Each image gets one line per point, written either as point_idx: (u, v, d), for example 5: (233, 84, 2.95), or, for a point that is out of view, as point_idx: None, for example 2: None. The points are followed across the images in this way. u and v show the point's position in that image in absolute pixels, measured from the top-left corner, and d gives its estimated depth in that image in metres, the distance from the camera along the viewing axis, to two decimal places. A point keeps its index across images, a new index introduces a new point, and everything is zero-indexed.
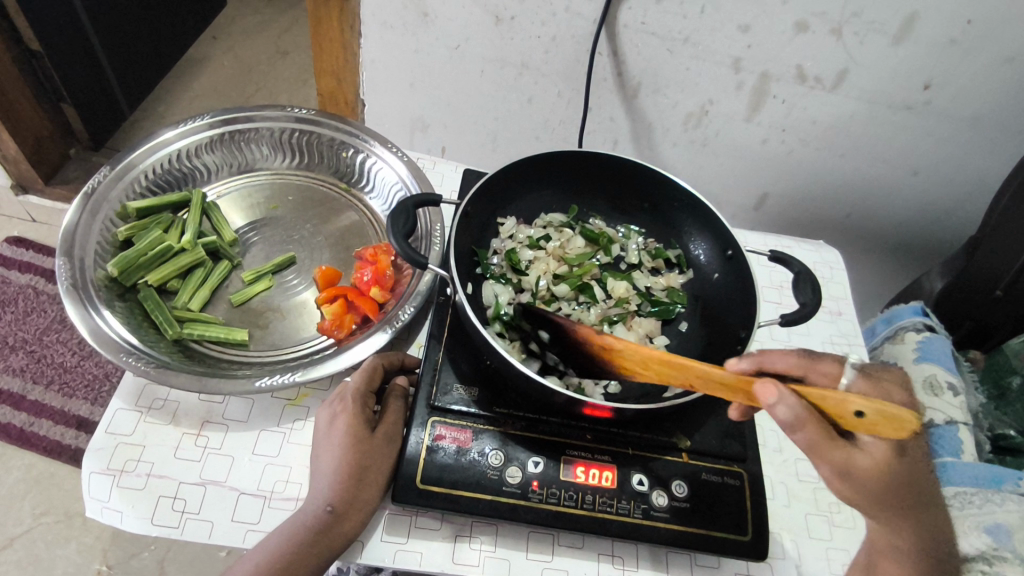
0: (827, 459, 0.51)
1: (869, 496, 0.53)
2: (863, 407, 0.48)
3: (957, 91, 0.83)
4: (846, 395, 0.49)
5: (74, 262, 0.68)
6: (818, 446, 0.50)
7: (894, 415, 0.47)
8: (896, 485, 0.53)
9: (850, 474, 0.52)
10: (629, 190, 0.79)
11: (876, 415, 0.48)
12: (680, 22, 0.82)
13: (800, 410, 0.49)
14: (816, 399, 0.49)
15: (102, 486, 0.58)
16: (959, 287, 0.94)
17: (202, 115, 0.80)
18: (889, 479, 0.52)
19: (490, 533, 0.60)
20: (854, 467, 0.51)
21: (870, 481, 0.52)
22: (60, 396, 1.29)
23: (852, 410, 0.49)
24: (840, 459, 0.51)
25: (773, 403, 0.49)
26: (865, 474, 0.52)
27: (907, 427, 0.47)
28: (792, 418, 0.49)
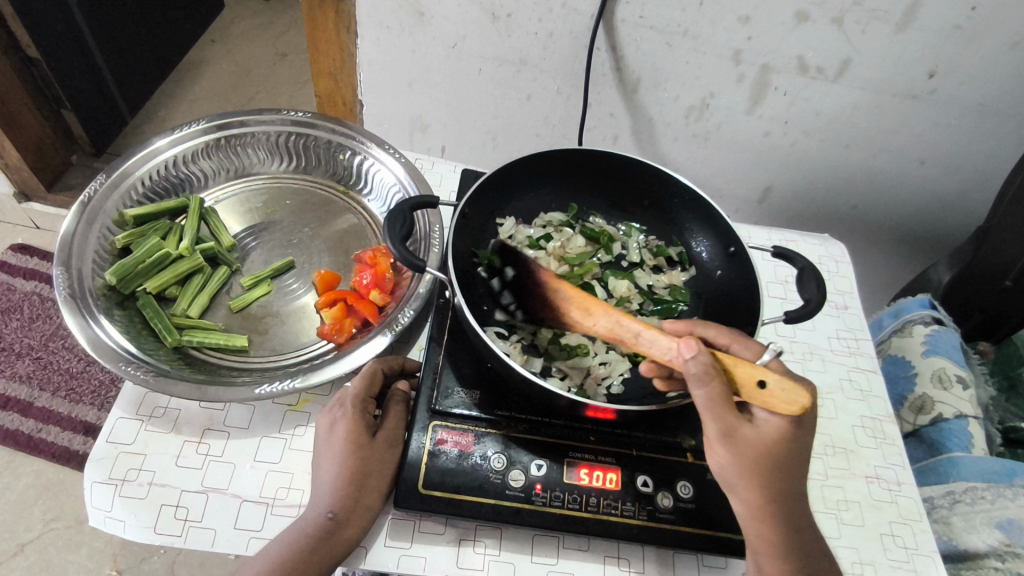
0: (719, 421, 0.49)
1: (749, 471, 0.50)
2: (766, 377, 0.48)
3: (963, 78, 0.82)
4: (754, 365, 0.48)
5: (71, 272, 0.67)
6: (715, 407, 0.48)
7: (791, 390, 0.47)
8: (778, 465, 0.50)
9: (734, 440, 0.50)
10: (630, 187, 0.78)
11: (779, 390, 0.47)
12: (679, 15, 0.81)
13: (710, 367, 0.48)
14: (726, 363, 0.49)
15: (104, 496, 0.57)
16: (968, 279, 0.93)
17: (195, 121, 0.80)
18: (771, 457, 0.50)
19: (495, 537, 0.60)
20: (742, 433, 0.50)
21: (753, 453, 0.50)
22: (67, 402, 1.30)
23: (756, 379, 0.48)
24: (732, 423, 0.49)
25: (687, 355, 0.48)
26: (750, 444, 0.50)
27: (799, 406, 0.46)
28: (702, 372, 0.48)
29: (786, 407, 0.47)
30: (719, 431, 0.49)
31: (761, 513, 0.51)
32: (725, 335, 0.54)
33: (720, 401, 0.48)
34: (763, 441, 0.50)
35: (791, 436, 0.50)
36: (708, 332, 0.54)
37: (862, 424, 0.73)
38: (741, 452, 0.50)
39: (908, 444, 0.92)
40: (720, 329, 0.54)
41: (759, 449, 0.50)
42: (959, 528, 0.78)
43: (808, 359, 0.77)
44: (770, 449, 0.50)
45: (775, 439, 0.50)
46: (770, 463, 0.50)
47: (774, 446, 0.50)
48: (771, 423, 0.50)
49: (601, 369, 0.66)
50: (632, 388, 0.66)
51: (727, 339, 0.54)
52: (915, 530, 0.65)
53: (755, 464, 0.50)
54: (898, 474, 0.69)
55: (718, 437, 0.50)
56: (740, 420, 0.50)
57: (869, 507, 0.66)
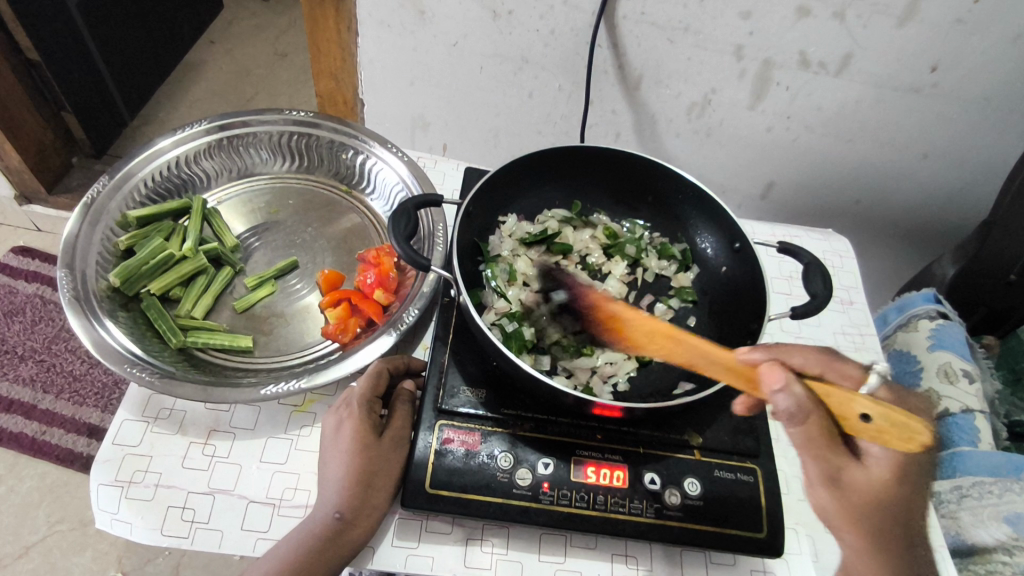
0: (822, 458, 0.51)
1: (859, 509, 0.52)
2: (866, 412, 0.49)
3: (966, 71, 0.81)
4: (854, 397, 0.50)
5: (75, 274, 0.67)
6: (817, 442, 0.50)
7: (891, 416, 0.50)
8: (888, 504, 0.52)
9: (842, 479, 0.52)
10: (635, 184, 0.78)
11: (881, 421, 0.50)
12: (681, 11, 0.80)
13: (804, 399, 0.50)
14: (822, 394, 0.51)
15: (111, 498, 0.57)
16: (973, 273, 0.92)
17: (197, 121, 0.80)
18: (877, 494, 0.51)
19: (502, 536, 0.59)
20: (845, 472, 0.51)
21: (860, 492, 0.51)
22: (70, 404, 1.30)
23: (857, 414, 0.50)
24: (839, 460, 0.51)
25: (776, 389, 0.50)
26: (858, 484, 0.51)
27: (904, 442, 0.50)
28: (792, 406, 0.50)
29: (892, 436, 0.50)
30: (823, 466, 0.52)
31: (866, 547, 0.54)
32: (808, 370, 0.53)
33: (822, 436, 0.50)
34: (870, 481, 0.51)
35: (897, 470, 0.51)
36: (791, 363, 0.54)
37: None
38: (847, 489, 0.52)
39: None
40: (802, 360, 0.55)
41: (866, 490, 0.51)
42: (967, 522, 0.78)
43: None
44: (877, 488, 0.51)
45: (882, 478, 0.50)
46: (877, 500, 0.52)
47: (880, 485, 0.51)
48: (876, 459, 0.50)
49: (606, 368, 0.65)
50: (639, 386, 0.66)
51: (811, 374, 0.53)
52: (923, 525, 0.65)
53: (861, 504, 0.52)
54: None
55: (826, 474, 0.52)
56: (847, 460, 0.51)
57: None
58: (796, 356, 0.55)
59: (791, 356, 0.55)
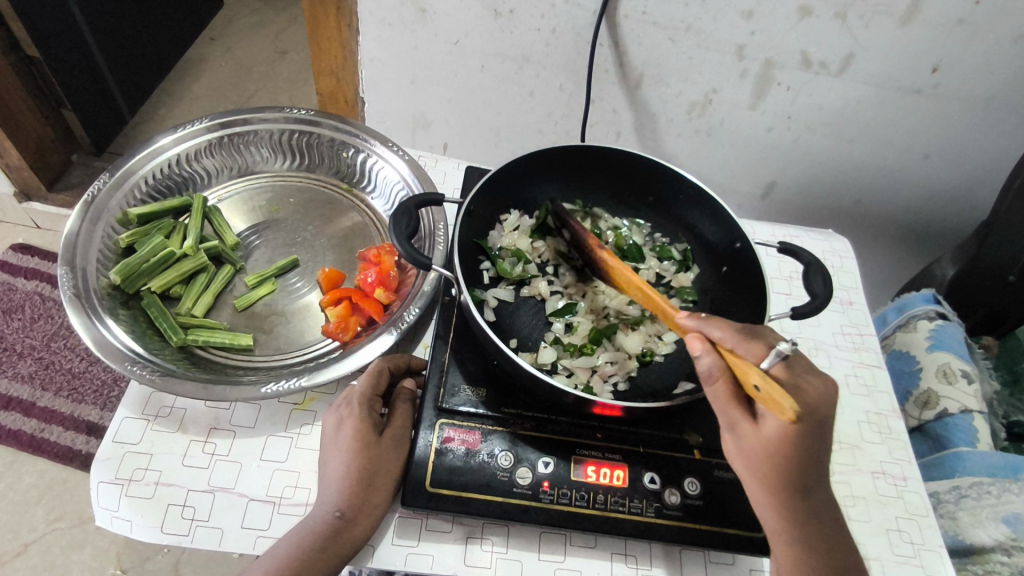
0: (721, 413, 0.50)
1: (755, 467, 0.49)
2: (758, 381, 0.45)
3: (965, 72, 0.81)
4: (750, 367, 0.46)
5: (76, 271, 0.67)
6: (719, 400, 0.50)
7: (779, 395, 0.44)
8: (784, 467, 0.49)
9: (735, 435, 0.49)
10: (635, 182, 0.78)
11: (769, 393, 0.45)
12: (682, 11, 0.80)
13: (717, 367, 0.48)
14: (732, 360, 0.48)
15: (111, 496, 0.57)
16: (973, 273, 0.92)
17: (199, 119, 0.80)
18: (774, 457, 0.48)
19: (502, 535, 0.60)
20: (742, 429, 0.49)
21: (754, 450, 0.49)
22: (69, 402, 1.30)
23: (751, 382, 0.46)
24: (733, 417, 0.49)
25: (697, 353, 0.49)
26: (751, 443, 0.49)
27: (788, 413, 0.43)
28: (709, 370, 0.49)
29: (778, 412, 0.45)
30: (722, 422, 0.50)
31: (768, 503, 0.51)
32: (729, 336, 0.48)
33: (722, 396, 0.49)
34: (764, 441, 0.48)
35: (793, 438, 0.47)
36: (715, 332, 0.49)
37: (868, 419, 0.73)
38: (744, 447, 0.50)
39: (913, 439, 0.92)
40: (727, 329, 0.49)
41: (760, 450, 0.48)
42: (965, 523, 0.78)
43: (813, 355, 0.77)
44: (772, 448, 0.48)
45: (775, 440, 0.48)
46: (774, 460, 0.48)
47: (773, 446, 0.48)
48: (771, 423, 0.47)
49: (606, 368, 0.66)
50: (639, 385, 0.66)
51: (731, 341, 0.48)
52: (921, 524, 0.65)
53: (759, 462, 0.49)
54: (904, 469, 0.69)
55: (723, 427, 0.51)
56: (745, 417, 0.49)
57: (876, 503, 0.66)
58: (722, 325, 0.49)
59: (719, 323, 0.49)
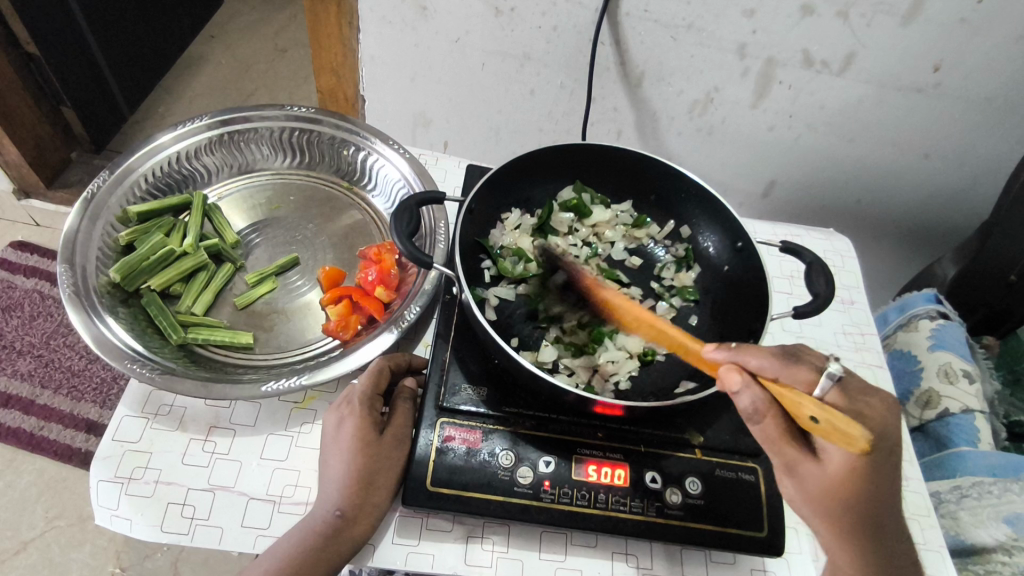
0: (778, 453, 0.50)
1: (818, 502, 0.50)
2: (815, 413, 0.45)
3: (968, 71, 0.81)
4: (802, 397, 0.46)
5: (75, 268, 0.67)
6: (772, 439, 0.49)
7: (845, 424, 0.44)
8: (850, 500, 0.49)
9: (797, 475, 0.50)
10: (637, 181, 0.78)
11: (830, 423, 0.45)
12: (684, 9, 0.80)
13: (762, 401, 0.48)
14: (777, 392, 0.47)
15: (111, 494, 0.57)
16: (973, 273, 0.92)
17: (199, 116, 0.79)
18: (838, 492, 0.49)
19: (503, 534, 0.59)
20: (801, 467, 0.49)
21: (820, 489, 0.49)
22: (69, 400, 1.29)
23: (807, 414, 0.46)
24: (792, 457, 0.49)
25: (736, 389, 0.49)
26: (815, 481, 0.49)
27: (857, 441, 0.44)
28: (755, 406, 0.48)
29: (848, 445, 0.44)
30: (780, 462, 0.50)
31: (830, 532, 0.51)
32: (769, 366, 0.48)
33: (775, 435, 0.49)
34: (829, 478, 0.49)
35: (859, 471, 0.47)
36: (752, 362, 0.49)
37: None
38: (805, 484, 0.50)
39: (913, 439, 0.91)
40: (764, 358, 0.48)
41: (824, 487, 0.49)
42: (966, 523, 0.78)
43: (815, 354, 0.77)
44: (839, 483, 0.48)
45: (840, 474, 0.48)
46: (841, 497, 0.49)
47: (841, 480, 0.48)
48: (836, 458, 0.48)
49: (608, 366, 0.65)
50: (641, 384, 0.66)
51: (772, 370, 0.48)
52: (923, 525, 0.65)
53: (819, 497, 0.49)
54: (905, 469, 0.69)
55: (782, 468, 0.51)
56: (801, 455, 0.49)
57: None
58: (759, 354, 0.49)
59: (753, 353, 0.49)
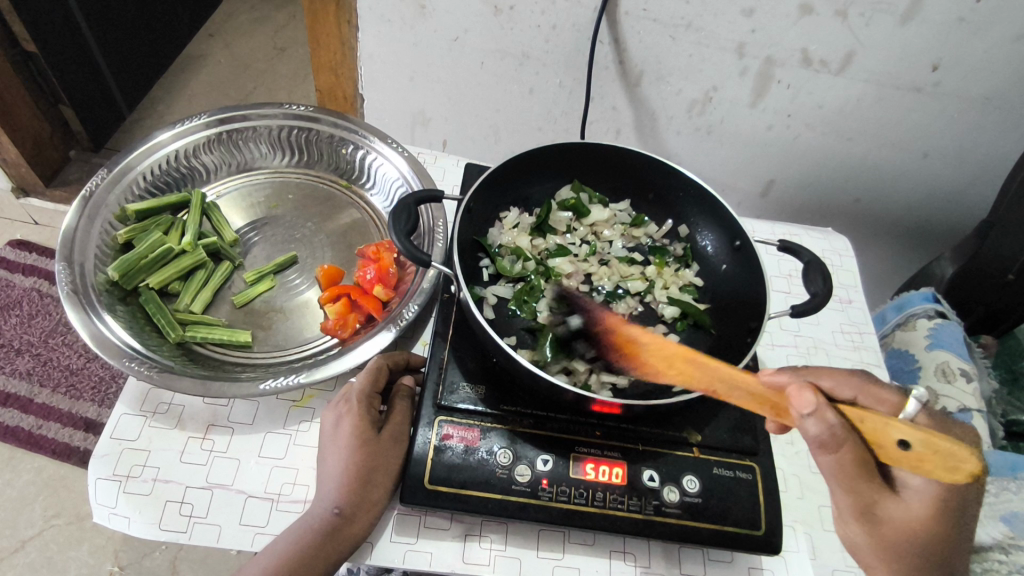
0: (855, 488, 0.49)
1: (894, 545, 0.51)
2: (906, 436, 0.43)
3: (966, 71, 0.81)
4: (891, 420, 0.44)
5: (73, 266, 0.67)
6: (847, 470, 0.47)
7: (942, 444, 0.42)
8: (928, 540, 0.50)
9: (878, 512, 0.50)
10: (636, 180, 0.78)
11: (923, 447, 0.43)
12: (683, 8, 0.80)
13: (840, 425, 0.45)
14: (858, 417, 0.46)
15: (109, 492, 0.57)
16: (971, 273, 0.93)
17: (198, 114, 0.79)
18: (917, 531, 0.50)
19: (500, 532, 0.60)
20: (881, 505, 0.50)
21: (896, 530, 0.50)
22: (67, 398, 1.29)
23: (896, 438, 0.44)
24: (876, 493, 0.50)
25: (804, 412, 0.46)
26: (896, 519, 0.50)
27: (956, 465, 0.42)
28: (831, 430, 0.46)
29: (941, 470, 0.43)
30: (858, 498, 0.50)
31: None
32: (846, 389, 0.51)
33: (851, 465, 0.46)
34: (906, 519, 0.50)
35: (941, 508, 0.49)
36: (824, 382, 0.51)
37: None
38: (883, 524, 0.51)
39: None
40: (837, 380, 0.51)
41: (905, 525, 0.50)
42: None
43: (813, 353, 0.77)
44: (916, 524, 0.50)
45: (924, 510, 0.49)
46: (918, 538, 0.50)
47: (923, 518, 0.49)
48: (918, 492, 0.50)
49: None
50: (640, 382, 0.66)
51: (850, 393, 0.51)
52: None
53: (896, 537, 0.51)
54: None
55: (858, 506, 0.50)
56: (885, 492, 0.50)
57: None
58: (834, 377, 0.51)
59: (828, 375, 0.52)
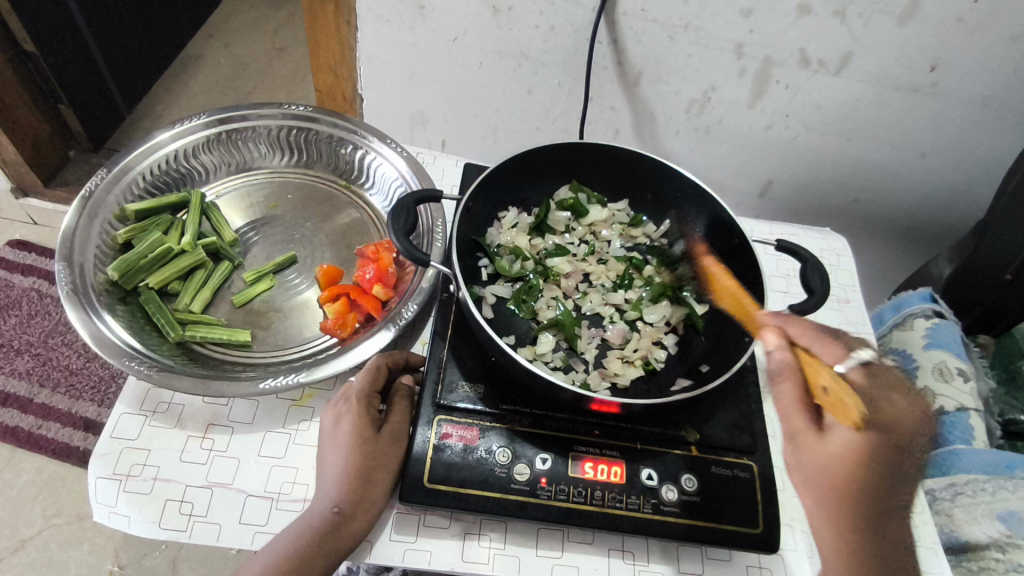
0: (787, 421, 0.51)
1: (814, 483, 0.47)
2: (829, 382, 0.50)
3: (964, 71, 0.82)
4: (822, 369, 0.51)
5: (73, 266, 0.67)
6: (785, 404, 0.51)
7: (849, 396, 0.48)
8: (852, 487, 0.46)
9: (798, 446, 0.50)
10: (635, 180, 0.78)
11: (836, 394, 0.49)
12: (681, 8, 0.80)
13: (789, 364, 0.53)
14: (804, 362, 0.53)
15: (109, 491, 0.57)
16: (968, 272, 0.93)
17: (197, 115, 0.80)
18: (839, 476, 0.46)
19: (500, 531, 0.60)
20: (801, 439, 0.49)
21: (819, 466, 0.47)
22: (67, 398, 1.29)
23: (821, 384, 0.50)
24: (798, 428, 0.50)
25: (771, 348, 0.55)
26: (813, 457, 0.48)
27: (853, 415, 0.47)
28: (779, 368, 0.54)
29: (846, 416, 0.47)
30: (786, 430, 0.51)
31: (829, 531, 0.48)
32: (806, 337, 0.55)
33: (789, 397, 0.51)
34: (827, 456, 0.47)
35: (862, 453, 0.46)
36: (790, 330, 0.56)
37: None
38: (804, 461, 0.48)
39: None
40: (803, 330, 0.55)
41: (825, 465, 0.47)
42: (961, 519, 0.79)
43: None
44: (842, 464, 0.46)
45: (842, 453, 0.46)
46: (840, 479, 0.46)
47: (842, 461, 0.46)
48: (838, 436, 0.47)
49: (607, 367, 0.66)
50: (640, 381, 0.66)
51: (807, 341, 0.55)
52: (917, 521, 0.65)
53: (818, 477, 0.47)
54: None
55: (787, 440, 0.51)
56: (807, 427, 0.49)
57: None
58: (802, 325, 0.56)
59: (795, 324, 0.56)
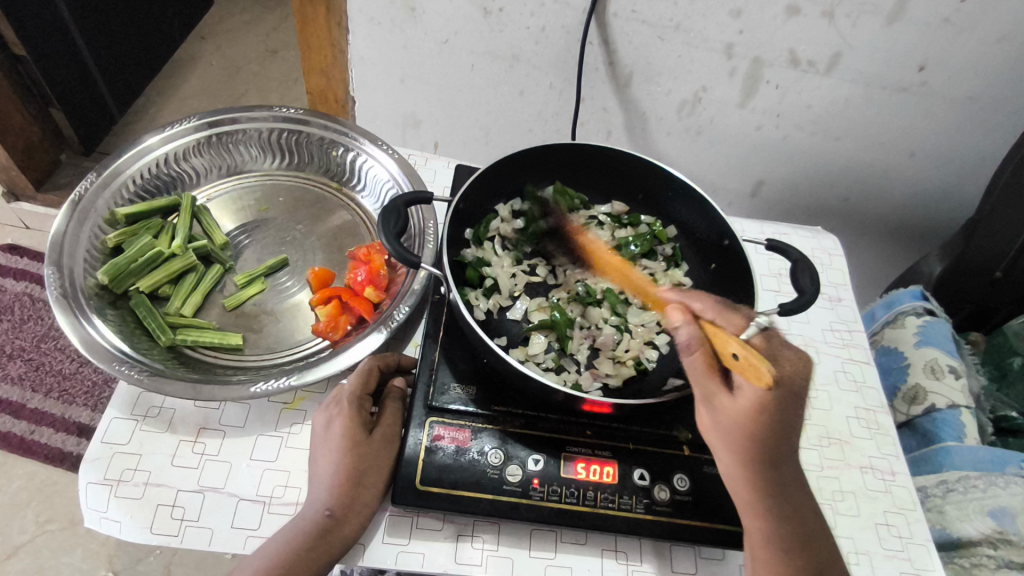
0: (699, 387, 0.50)
1: (730, 434, 0.50)
2: (739, 349, 0.47)
3: (952, 71, 0.82)
4: (730, 335, 0.48)
5: (62, 271, 0.67)
6: (696, 373, 0.50)
7: (758, 360, 0.46)
8: (761, 433, 0.49)
9: (713, 409, 0.50)
10: (625, 181, 0.78)
11: (746, 360, 0.47)
12: (671, 9, 0.80)
13: (696, 337, 0.49)
14: (710, 331, 0.50)
15: (99, 496, 0.57)
16: (959, 270, 0.93)
17: (187, 118, 0.79)
18: (750, 429, 0.49)
19: (493, 532, 0.60)
20: (716, 402, 0.50)
21: (733, 424, 0.49)
22: (59, 403, 1.29)
23: (730, 351, 0.48)
24: (711, 392, 0.50)
25: (675, 324, 0.50)
26: (729, 415, 0.49)
27: (763, 377, 0.45)
28: (687, 341, 0.50)
29: (757, 379, 0.46)
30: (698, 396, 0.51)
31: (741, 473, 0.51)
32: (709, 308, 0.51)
33: (700, 368, 0.50)
34: (740, 414, 0.48)
35: (768, 407, 0.48)
36: (694, 305, 0.52)
37: (854, 415, 0.73)
38: (721, 420, 0.50)
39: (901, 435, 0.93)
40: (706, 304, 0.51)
41: (739, 421, 0.49)
42: (952, 516, 0.80)
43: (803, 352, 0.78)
44: (745, 424, 0.49)
45: (752, 410, 0.48)
46: (744, 435, 0.49)
47: (751, 415, 0.48)
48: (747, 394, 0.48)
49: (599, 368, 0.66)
50: (631, 381, 0.66)
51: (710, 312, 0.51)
52: (910, 519, 0.65)
53: (734, 431, 0.49)
54: (892, 463, 0.70)
55: (699, 402, 0.51)
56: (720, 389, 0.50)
57: (864, 497, 0.67)
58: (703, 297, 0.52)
59: (697, 300, 0.52)
